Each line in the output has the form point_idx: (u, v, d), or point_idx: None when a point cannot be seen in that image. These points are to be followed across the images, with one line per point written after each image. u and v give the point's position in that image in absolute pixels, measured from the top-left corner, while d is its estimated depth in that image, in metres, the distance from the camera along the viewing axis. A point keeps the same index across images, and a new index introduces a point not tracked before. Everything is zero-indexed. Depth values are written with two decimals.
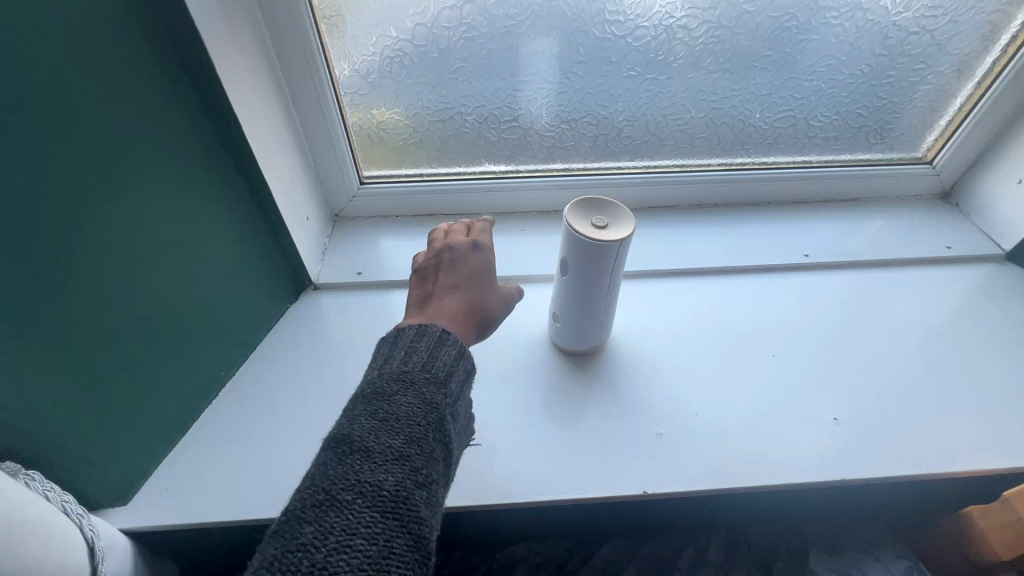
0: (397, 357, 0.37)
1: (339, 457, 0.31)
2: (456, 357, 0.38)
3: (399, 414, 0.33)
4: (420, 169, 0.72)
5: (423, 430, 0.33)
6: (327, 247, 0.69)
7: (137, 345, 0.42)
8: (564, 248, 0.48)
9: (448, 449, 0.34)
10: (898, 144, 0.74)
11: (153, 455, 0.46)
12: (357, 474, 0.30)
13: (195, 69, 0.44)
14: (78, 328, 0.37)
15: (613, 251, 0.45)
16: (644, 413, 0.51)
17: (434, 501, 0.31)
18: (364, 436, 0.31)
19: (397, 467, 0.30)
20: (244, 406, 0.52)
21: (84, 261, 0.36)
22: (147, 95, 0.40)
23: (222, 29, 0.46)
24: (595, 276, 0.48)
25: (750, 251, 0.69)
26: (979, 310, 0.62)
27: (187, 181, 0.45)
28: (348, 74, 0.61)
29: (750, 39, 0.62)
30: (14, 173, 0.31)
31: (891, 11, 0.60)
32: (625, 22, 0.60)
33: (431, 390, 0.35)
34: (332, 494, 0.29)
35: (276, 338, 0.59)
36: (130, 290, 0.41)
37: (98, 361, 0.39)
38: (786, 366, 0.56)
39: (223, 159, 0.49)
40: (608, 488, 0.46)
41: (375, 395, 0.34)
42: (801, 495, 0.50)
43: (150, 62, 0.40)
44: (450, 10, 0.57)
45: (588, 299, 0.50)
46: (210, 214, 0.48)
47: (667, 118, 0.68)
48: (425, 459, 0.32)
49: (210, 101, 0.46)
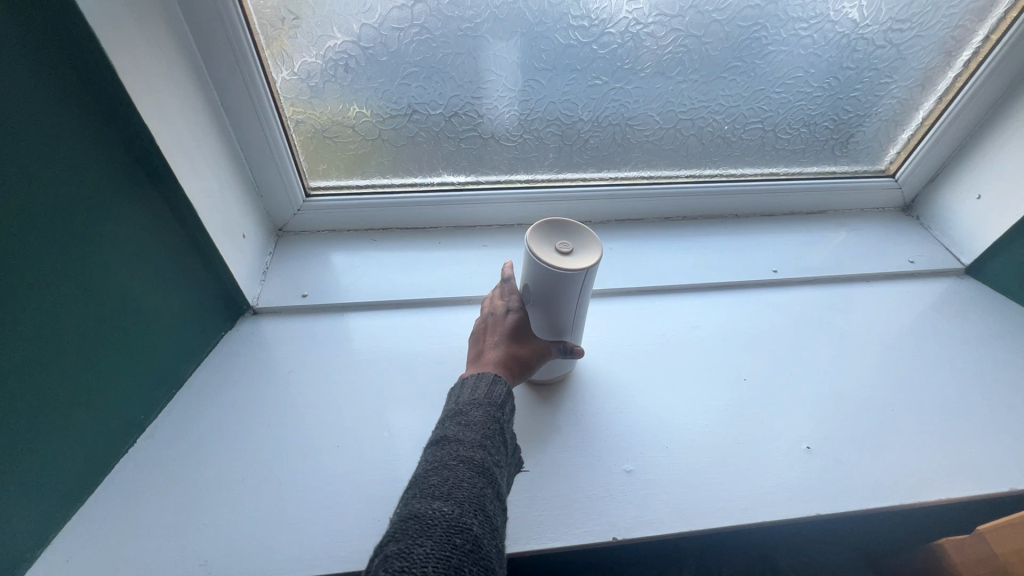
0: (463, 386, 0.40)
1: (438, 444, 0.34)
2: (510, 391, 0.40)
3: (476, 417, 0.36)
4: (372, 180, 0.67)
5: (497, 429, 0.36)
6: (269, 266, 0.63)
7: (108, 334, 0.42)
8: (526, 274, 0.44)
9: (509, 455, 0.37)
10: (862, 157, 0.74)
11: (49, 519, 0.39)
12: (457, 449, 0.33)
13: (105, 81, 0.38)
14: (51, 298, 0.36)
15: (580, 278, 0.42)
16: (612, 447, 0.48)
17: (504, 484, 0.34)
18: (455, 429, 0.35)
19: (483, 447, 0.34)
20: (167, 454, 0.46)
21: (64, 237, 0.37)
22: (49, 108, 0.34)
23: (128, 24, 0.39)
24: (559, 303, 0.44)
25: (718, 267, 0.68)
26: (942, 328, 0.62)
27: (134, 197, 0.43)
28: (286, 78, 0.56)
29: (718, 49, 0.59)
30: None
31: (859, 24, 0.59)
32: (591, 27, 0.56)
33: (496, 405, 0.38)
34: (441, 461, 0.32)
35: (207, 372, 0.53)
36: (101, 283, 0.40)
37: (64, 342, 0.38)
38: (758, 390, 0.54)
39: (150, 182, 0.44)
40: (575, 536, 0.42)
41: (457, 408, 0.37)
42: (778, 530, 0.48)
43: (45, 58, 0.34)
44: (399, 11, 0.52)
45: (552, 328, 0.46)
46: (162, 233, 0.46)
47: (635, 128, 0.65)
48: (499, 449, 0.35)
49: (127, 117, 0.40)
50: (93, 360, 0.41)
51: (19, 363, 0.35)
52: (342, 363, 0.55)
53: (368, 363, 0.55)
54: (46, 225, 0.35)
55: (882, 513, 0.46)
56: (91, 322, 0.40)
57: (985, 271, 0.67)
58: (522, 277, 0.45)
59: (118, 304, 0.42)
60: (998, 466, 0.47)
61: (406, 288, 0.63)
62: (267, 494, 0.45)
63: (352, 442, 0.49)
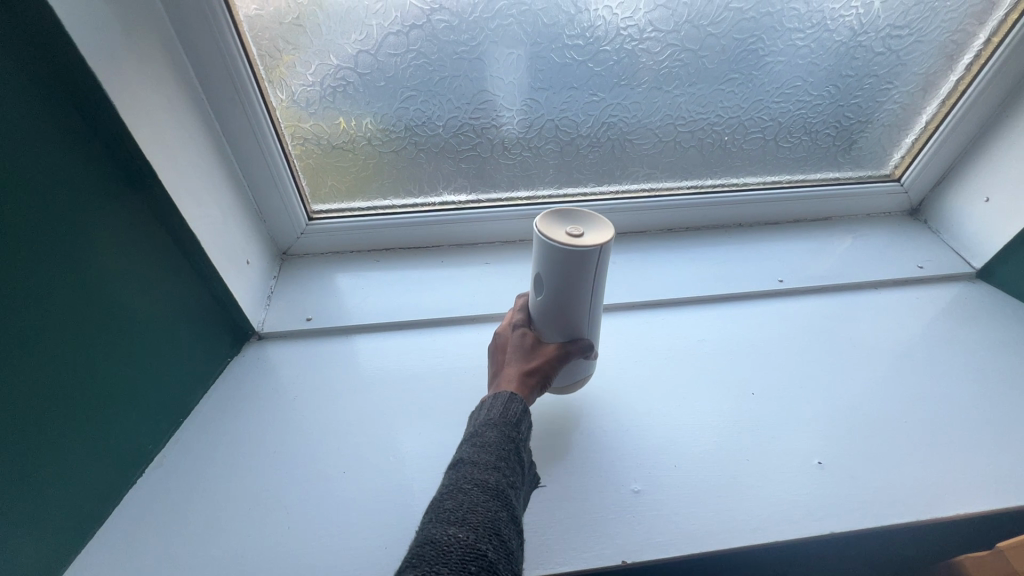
0: (480, 408, 0.40)
1: (455, 469, 0.34)
2: (526, 409, 0.40)
3: (489, 439, 0.36)
4: (375, 202, 0.67)
5: (510, 452, 0.36)
6: (273, 290, 0.64)
7: (117, 367, 0.42)
8: (536, 260, 0.43)
9: (525, 477, 0.37)
10: (865, 163, 0.73)
11: (58, 555, 0.39)
12: (470, 473, 0.33)
13: (105, 117, 0.39)
14: (65, 332, 0.38)
15: (593, 257, 0.40)
16: (620, 467, 0.47)
17: (519, 507, 0.34)
18: (470, 453, 0.35)
19: (496, 470, 0.34)
20: (173, 483, 0.46)
21: (76, 270, 0.38)
22: (53, 146, 0.35)
23: (126, 62, 0.40)
24: (572, 287, 0.42)
25: (723, 278, 0.67)
26: (953, 335, 0.61)
27: (139, 231, 0.43)
28: (286, 106, 0.57)
29: (715, 62, 0.59)
30: None
31: (856, 32, 0.59)
32: (586, 45, 0.56)
33: (510, 427, 0.38)
34: (456, 485, 0.32)
35: (214, 399, 0.53)
36: (105, 311, 0.41)
37: (74, 375, 0.39)
38: (767, 404, 0.53)
39: (155, 215, 0.45)
40: (583, 561, 0.41)
41: (471, 432, 0.38)
42: (798, 553, 0.46)
43: (46, 99, 0.35)
44: (395, 37, 0.53)
45: (566, 317, 0.44)
46: (171, 265, 0.47)
47: (634, 142, 0.65)
48: (513, 470, 0.35)
49: (129, 152, 0.41)
50: (99, 389, 0.41)
51: (35, 393, 0.36)
52: (347, 386, 0.55)
53: (374, 386, 0.55)
54: (48, 256, 0.36)
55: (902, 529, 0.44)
56: (103, 352, 0.41)
57: (996, 274, 0.66)
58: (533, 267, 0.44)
59: (132, 333, 0.43)
60: (1017, 478, 0.46)
61: (410, 309, 0.63)
62: (273, 522, 0.44)
63: (358, 466, 0.48)
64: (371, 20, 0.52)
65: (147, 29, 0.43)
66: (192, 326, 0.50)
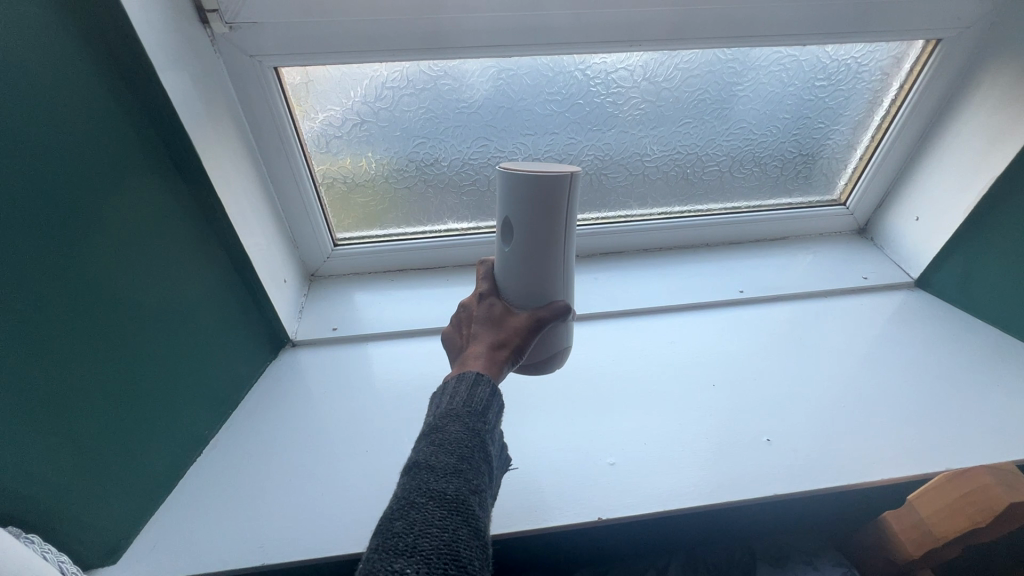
0: (443, 396, 0.40)
1: (410, 475, 0.33)
2: (492, 392, 0.40)
3: (450, 438, 0.35)
4: (390, 230, 0.80)
5: (471, 451, 0.35)
6: (304, 305, 0.74)
7: (172, 359, 0.50)
8: (506, 201, 0.47)
9: (490, 472, 0.36)
10: (812, 189, 0.85)
11: (140, 512, 0.47)
12: (427, 483, 0.32)
13: (177, 153, 0.50)
14: (108, 333, 0.43)
15: (566, 184, 0.45)
16: (599, 445, 0.56)
17: (484, 511, 0.33)
18: (427, 455, 0.34)
19: (456, 476, 0.32)
20: (220, 461, 0.55)
21: (109, 276, 0.43)
22: (139, 171, 0.46)
23: (203, 123, 0.52)
24: (545, 225, 0.46)
25: (691, 289, 0.77)
26: (893, 334, 0.69)
27: (190, 243, 0.53)
28: (319, 153, 0.69)
29: (672, 109, 0.71)
30: (42, 223, 0.37)
31: (787, 83, 0.71)
32: (563, 100, 0.69)
33: (473, 420, 0.37)
34: (409, 499, 0.31)
35: (256, 395, 0.62)
36: (105, 322, 0.42)
37: (136, 364, 0.46)
38: (725, 392, 0.62)
39: (208, 232, 0.55)
40: (567, 517, 0.49)
41: (429, 430, 0.36)
42: (758, 515, 0.54)
43: (139, 141, 0.46)
44: (409, 97, 0.66)
45: (541, 265, 0.48)
46: (205, 272, 0.55)
47: (609, 176, 0.78)
48: (475, 472, 0.34)
49: (192, 180, 0.52)
50: (123, 393, 0.44)
51: (81, 384, 0.40)
52: (368, 382, 0.64)
53: (390, 381, 0.65)
54: (51, 261, 0.38)
55: (846, 494, 0.52)
56: (142, 352, 0.46)
57: (932, 283, 0.75)
58: (501, 210, 0.48)
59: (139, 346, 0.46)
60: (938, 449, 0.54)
61: (421, 319, 0.73)
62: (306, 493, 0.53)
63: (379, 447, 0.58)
64: (388, 84, 0.64)
65: (218, 99, 0.56)
66: (223, 331, 0.57)
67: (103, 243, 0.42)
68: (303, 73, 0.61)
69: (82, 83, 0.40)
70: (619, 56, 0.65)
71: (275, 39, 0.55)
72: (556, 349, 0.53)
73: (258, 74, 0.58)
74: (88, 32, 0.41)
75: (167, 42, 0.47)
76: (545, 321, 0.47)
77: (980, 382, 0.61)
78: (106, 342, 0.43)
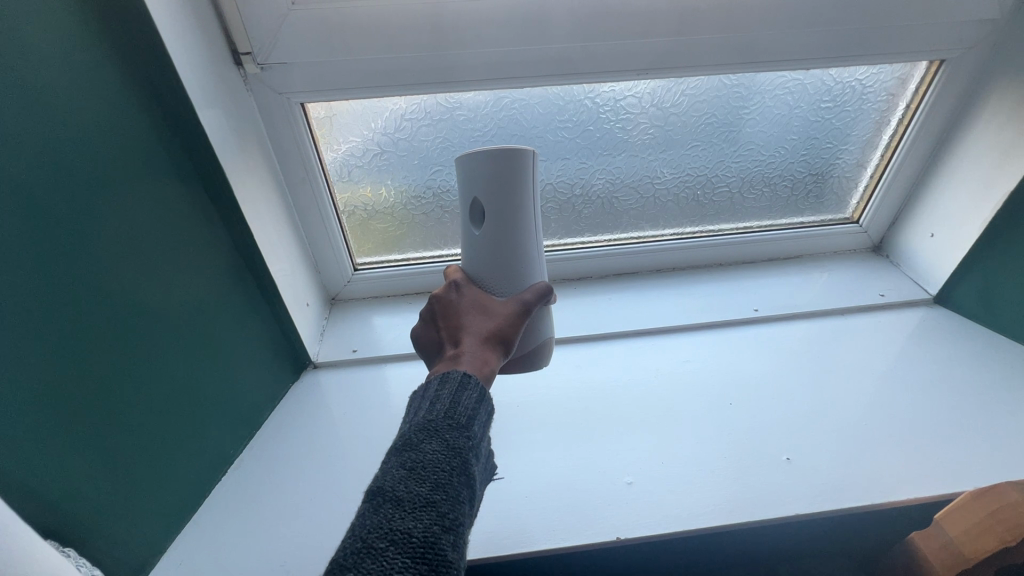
0: (425, 402, 0.38)
1: (374, 508, 0.30)
2: (478, 405, 0.38)
3: (424, 461, 0.33)
4: (408, 254, 0.83)
5: (448, 477, 0.32)
6: (325, 328, 0.77)
7: (190, 379, 0.50)
8: (472, 187, 0.49)
9: (470, 498, 0.33)
10: (824, 208, 0.86)
11: (166, 531, 0.47)
12: (390, 522, 0.29)
13: (211, 182, 0.54)
14: (135, 352, 0.44)
15: (525, 159, 0.48)
16: (617, 465, 0.56)
17: (458, 549, 0.30)
18: (395, 483, 0.31)
19: (426, 512, 0.30)
20: (244, 480, 0.56)
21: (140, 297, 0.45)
22: (168, 199, 0.49)
23: (237, 156, 0.56)
24: (513, 205, 0.49)
25: (705, 309, 0.78)
26: (914, 352, 0.68)
27: (215, 267, 0.55)
28: (342, 182, 0.73)
29: (680, 133, 0.74)
30: (90, 249, 0.40)
31: (793, 106, 0.73)
32: (574, 126, 0.72)
33: (454, 436, 0.35)
34: (368, 542, 0.28)
35: (281, 414, 0.64)
36: (127, 339, 0.43)
37: (159, 381, 0.47)
38: (742, 408, 0.62)
39: (236, 257, 0.58)
40: (583, 537, 0.49)
41: (404, 446, 0.34)
42: (783, 536, 0.53)
43: (173, 171, 0.49)
44: (427, 127, 0.69)
45: (519, 235, 0.50)
46: (229, 295, 0.57)
47: (620, 199, 0.80)
48: (451, 504, 0.31)
49: (223, 206, 0.55)
50: (146, 410, 0.45)
51: (112, 396, 0.42)
52: (386, 402, 0.66)
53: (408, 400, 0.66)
54: (95, 283, 0.41)
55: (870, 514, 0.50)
56: (158, 370, 0.47)
57: (952, 299, 0.74)
58: (468, 192, 0.49)
59: (163, 364, 0.47)
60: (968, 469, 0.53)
61: None
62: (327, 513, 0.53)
63: None
64: (407, 116, 0.68)
65: (251, 134, 0.60)
66: (246, 349, 0.59)
67: (136, 265, 0.45)
68: (327, 108, 0.65)
69: (118, 116, 0.43)
70: (627, 84, 0.68)
71: (303, 77, 0.59)
72: (544, 338, 0.53)
73: (287, 110, 0.62)
74: (131, 71, 0.44)
75: (206, 85, 0.51)
76: (532, 295, 0.48)
77: (1005, 398, 0.59)
78: (133, 358, 0.44)
